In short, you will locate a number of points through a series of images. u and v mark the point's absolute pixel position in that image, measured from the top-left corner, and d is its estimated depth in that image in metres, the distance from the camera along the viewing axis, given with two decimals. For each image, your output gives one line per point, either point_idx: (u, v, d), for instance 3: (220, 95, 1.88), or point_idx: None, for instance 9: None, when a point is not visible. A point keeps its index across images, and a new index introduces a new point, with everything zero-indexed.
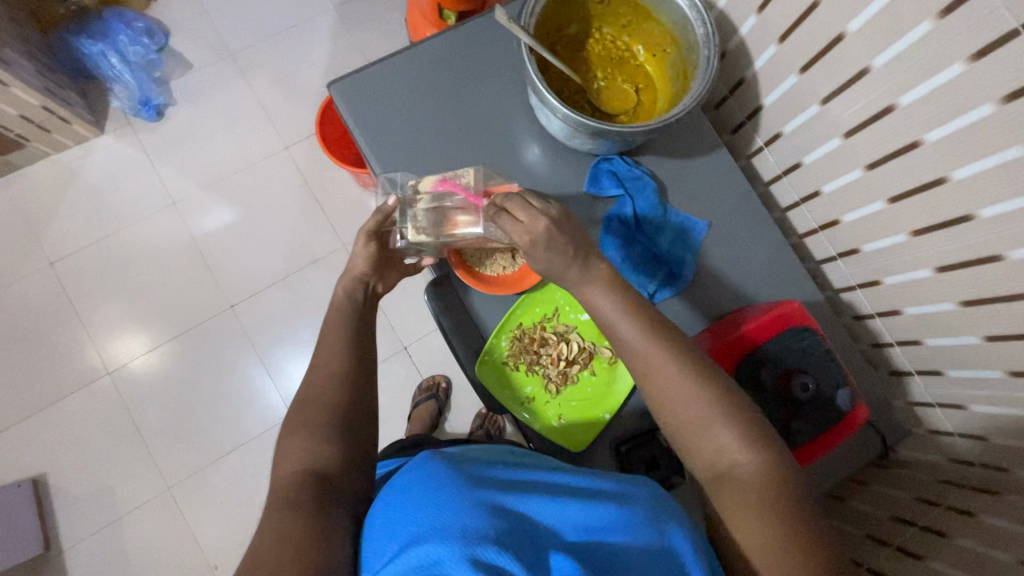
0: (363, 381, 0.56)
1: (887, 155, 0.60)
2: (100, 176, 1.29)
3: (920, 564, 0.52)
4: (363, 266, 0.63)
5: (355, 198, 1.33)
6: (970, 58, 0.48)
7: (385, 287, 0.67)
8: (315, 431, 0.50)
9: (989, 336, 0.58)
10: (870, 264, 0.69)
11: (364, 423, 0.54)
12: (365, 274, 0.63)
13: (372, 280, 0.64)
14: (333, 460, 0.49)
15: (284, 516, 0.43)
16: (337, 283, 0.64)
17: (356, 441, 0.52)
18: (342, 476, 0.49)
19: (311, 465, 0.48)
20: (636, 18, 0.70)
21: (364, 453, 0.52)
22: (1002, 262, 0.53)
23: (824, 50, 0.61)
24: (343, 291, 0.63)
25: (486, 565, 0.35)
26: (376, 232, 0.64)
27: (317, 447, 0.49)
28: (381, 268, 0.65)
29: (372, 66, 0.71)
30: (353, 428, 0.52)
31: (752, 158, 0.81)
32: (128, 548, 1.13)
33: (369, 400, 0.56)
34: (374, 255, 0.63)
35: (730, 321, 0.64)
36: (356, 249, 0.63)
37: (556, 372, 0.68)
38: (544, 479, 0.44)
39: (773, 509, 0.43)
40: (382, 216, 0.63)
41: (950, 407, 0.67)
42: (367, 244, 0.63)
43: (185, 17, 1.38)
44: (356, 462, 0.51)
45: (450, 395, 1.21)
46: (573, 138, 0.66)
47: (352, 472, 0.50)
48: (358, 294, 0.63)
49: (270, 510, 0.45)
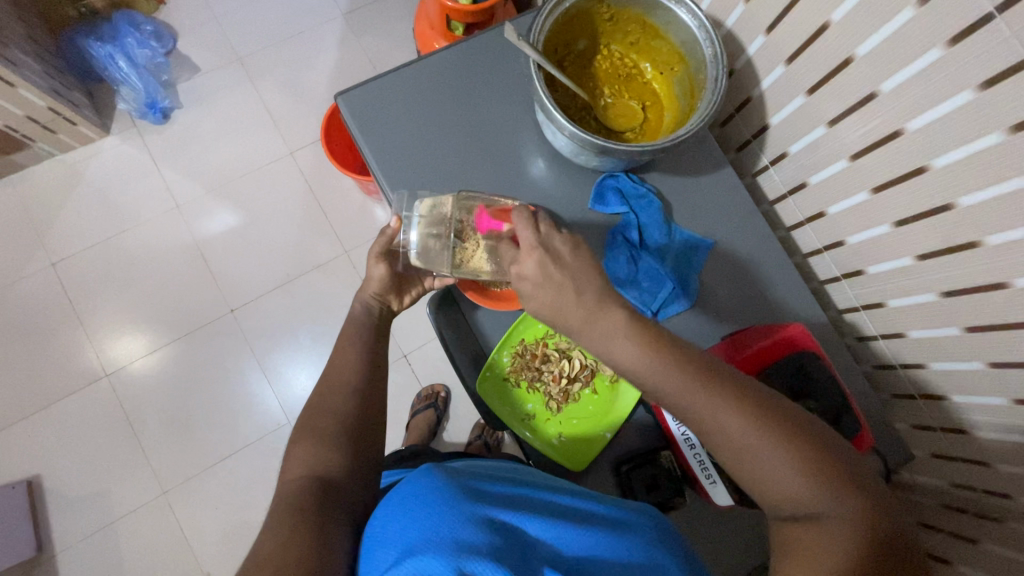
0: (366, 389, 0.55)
1: (893, 179, 0.60)
2: (105, 177, 1.29)
3: None
4: (378, 285, 0.65)
5: (358, 204, 1.33)
6: (979, 86, 0.48)
7: (402, 304, 0.69)
8: (322, 436, 0.50)
9: (993, 363, 0.58)
10: (875, 286, 0.69)
11: (366, 431, 0.53)
12: (381, 293, 0.65)
13: (389, 296, 0.66)
14: (338, 465, 0.49)
15: (288, 519, 0.43)
16: (356, 297, 0.66)
17: (359, 448, 0.52)
18: (346, 481, 0.49)
19: (316, 470, 0.48)
20: (644, 36, 0.70)
21: (369, 459, 0.52)
22: (1008, 290, 0.53)
23: (832, 72, 0.61)
24: (359, 308, 0.65)
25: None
26: (385, 253, 0.65)
27: (322, 452, 0.49)
28: (397, 286, 0.67)
29: (380, 78, 0.71)
30: (355, 435, 0.52)
31: (757, 176, 0.81)
32: (121, 551, 1.12)
33: (375, 409, 0.55)
34: (383, 274, 0.65)
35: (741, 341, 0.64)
36: (369, 271, 0.65)
37: (556, 389, 0.68)
38: (543, 498, 0.44)
39: (806, 542, 0.40)
40: (386, 238, 0.65)
41: (953, 432, 0.66)
42: (378, 267, 0.65)
43: (194, 22, 1.39)
44: (361, 469, 0.51)
45: (449, 404, 1.21)
46: (579, 154, 0.66)
47: (356, 478, 0.50)
48: (372, 310, 0.65)
49: (273, 514, 0.44)
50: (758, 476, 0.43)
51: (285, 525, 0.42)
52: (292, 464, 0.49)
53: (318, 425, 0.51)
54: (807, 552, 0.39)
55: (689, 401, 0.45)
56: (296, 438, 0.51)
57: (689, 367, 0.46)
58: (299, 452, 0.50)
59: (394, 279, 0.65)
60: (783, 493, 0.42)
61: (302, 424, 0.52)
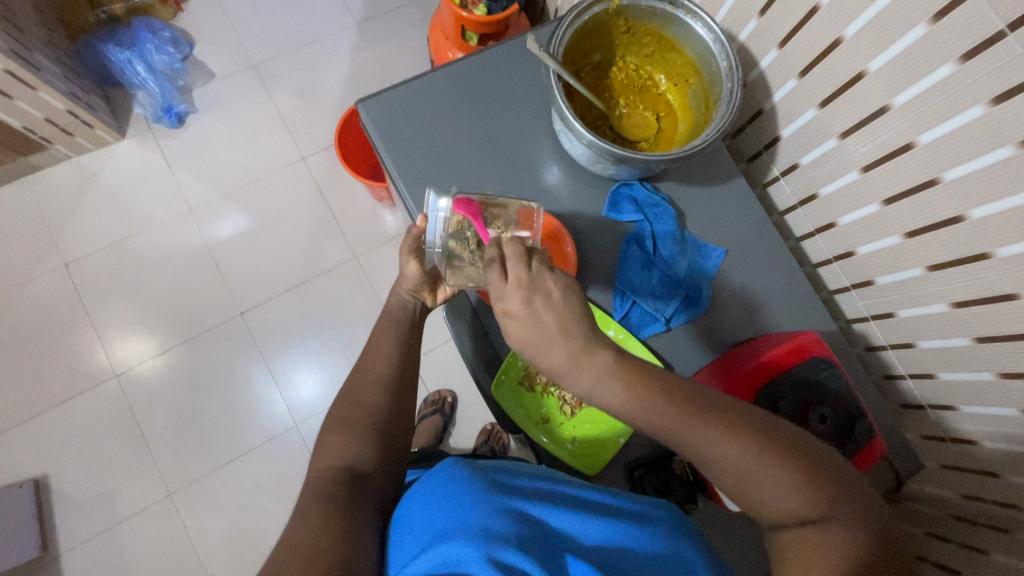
0: (399, 384, 0.57)
1: (903, 191, 0.61)
2: (119, 179, 1.31)
3: None
4: (412, 281, 0.63)
5: (369, 209, 1.34)
6: (990, 101, 0.49)
7: (435, 300, 0.67)
8: (353, 429, 0.52)
9: (1002, 373, 0.59)
10: (885, 297, 0.70)
11: (397, 426, 0.55)
12: (414, 289, 0.64)
13: (423, 292, 0.65)
14: (367, 457, 0.51)
15: (320, 507, 0.45)
16: (392, 291, 0.66)
17: (388, 441, 0.53)
18: (376, 474, 0.51)
19: (346, 461, 0.50)
20: (659, 49, 0.71)
21: (396, 453, 0.54)
22: (1017, 301, 0.54)
23: (844, 86, 0.63)
24: (394, 303, 0.65)
25: (505, 566, 0.35)
26: (414, 250, 0.63)
27: (352, 445, 0.51)
28: (432, 282, 0.65)
29: (400, 86, 0.73)
30: (387, 428, 0.53)
31: (768, 187, 0.82)
32: (126, 553, 1.12)
33: (407, 404, 0.57)
34: (416, 270, 0.63)
35: (748, 352, 0.65)
36: (403, 268, 0.64)
37: (571, 394, 0.68)
38: (566, 492, 0.44)
39: (809, 548, 0.41)
40: (415, 236, 0.63)
41: (961, 442, 0.67)
42: (410, 263, 0.63)
43: (210, 28, 1.41)
44: (389, 462, 0.52)
45: (455, 409, 1.22)
46: (595, 163, 0.68)
47: (384, 470, 0.51)
48: (407, 306, 0.65)
49: (306, 503, 0.46)
50: (756, 489, 0.44)
51: (318, 512, 0.44)
52: (323, 455, 0.51)
53: (348, 418, 0.53)
54: (812, 559, 0.40)
55: (681, 428, 0.46)
56: (328, 430, 0.53)
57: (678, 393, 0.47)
58: (329, 443, 0.51)
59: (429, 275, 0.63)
60: (781, 505, 0.43)
61: (332, 418, 0.54)
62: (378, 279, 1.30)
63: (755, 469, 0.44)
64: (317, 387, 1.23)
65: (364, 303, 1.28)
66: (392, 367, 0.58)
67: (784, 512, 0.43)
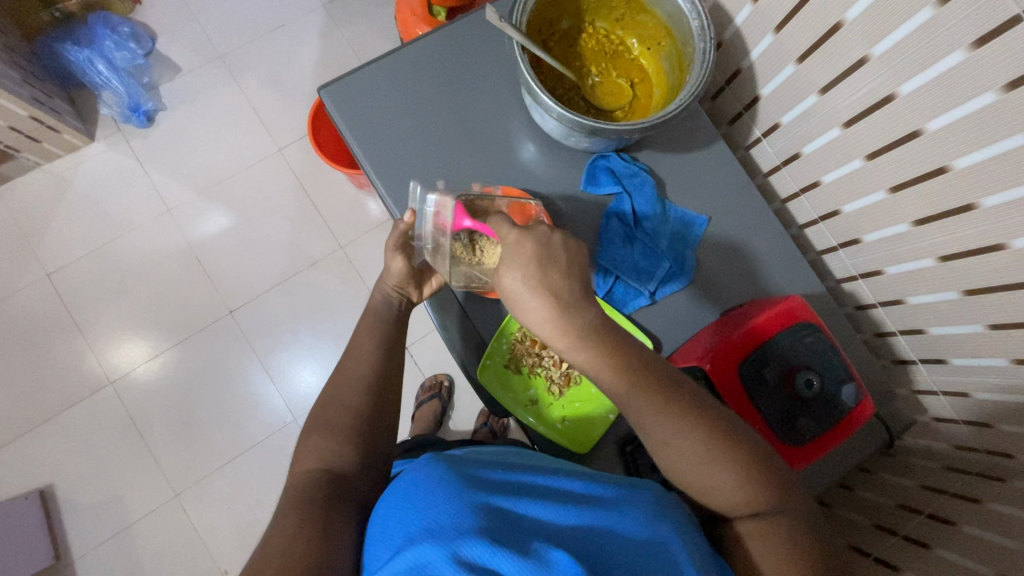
0: (379, 382, 0.56)
1: (886, 144, 0.59)
2: (93, 183, 1.28)
3: (895, 538, 0.59)
4: (397, 277, 0.64)
5: (350, 197, 1.32)
6: (971, 45, 0.47)
7: (421, 296, 0.67)
8: (333, 432, 0.52)
9: (992, 325, 0.58)
10: (872, 255, 0.68)
11: (381, 423, 0.54)
12: (400, 285, 0.65)
13: (409, 288, 0.65)
14: (349, 458, 0.50)
15: (302, 513, 0.44)
16: (377, 286, 0.66)
17: (370, 440, 0.53)
18: (359, 472, 0.50)
19: (325, 464, 0.49)
20: (629, 11, 0.69)
21: (380, 451, 0.53)
22: (1005, 251, 0.53)
23: (822, 38, 0.60)
24: (378, 299, 0.65)
25: (475, 566, 0.34)
26: (400, 245, 0.63)
27: (332, 448, 0.51)
28: (416, 278, 0.65)
29: (363, 68, 0.70)
30: (369, 426, 0.53)
31: (750, 149, 0.80)
32: (138, 554, 1.13)
33: (388, 400, 0.56)
34: (402, 266, 0.63)
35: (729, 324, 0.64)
36: (387, 263, 0.64)
37: (558, 373, 0.68)
38: (546, 483, 0.43)
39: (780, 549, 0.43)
40: (400, 231, 0.63)
41: (954, 395, 0.67)
42: (397, 259, 0.63)
43: (171, 20, 1.37)
44: (371, 460, 0.52)
45: (452, 394, 1.22)
46: (569, 136, 0.65)
47: (368, 470, 0.51)
48: (391, 302, 0.64)
49: (286, 508, 0.46)
50: (716, 492, 0.46)
51: (297, 519, 0.44)
52: (302, 458, 0.50)
53: (328, 420, 0.53)
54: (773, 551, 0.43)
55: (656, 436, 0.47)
56: (310, 433, 0.53)
57: (638, 368, 0.48)
58: (310, 446, 0.51)
59: (413, 271, 0.64)
60: (745, 502, 0.45)
61: (312, 420, 0.54)
62: (365, 268, 1.29)
63: (718, 470, 0.46)
64: (313, 380, 1.23)
65: (354, 292, 1.27)
66: (372, 363, 0.57)
67: (739, 509, 0.46)
